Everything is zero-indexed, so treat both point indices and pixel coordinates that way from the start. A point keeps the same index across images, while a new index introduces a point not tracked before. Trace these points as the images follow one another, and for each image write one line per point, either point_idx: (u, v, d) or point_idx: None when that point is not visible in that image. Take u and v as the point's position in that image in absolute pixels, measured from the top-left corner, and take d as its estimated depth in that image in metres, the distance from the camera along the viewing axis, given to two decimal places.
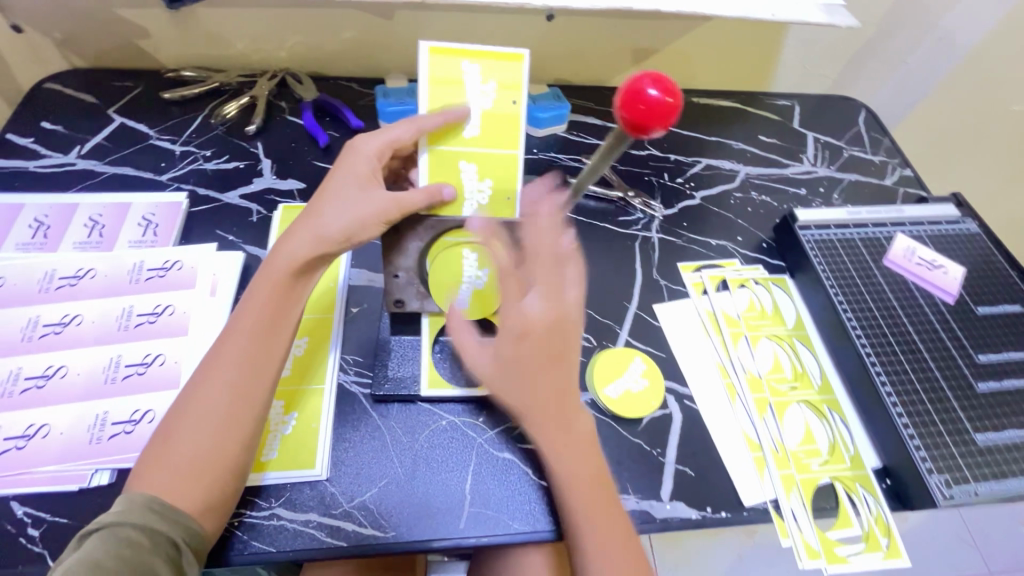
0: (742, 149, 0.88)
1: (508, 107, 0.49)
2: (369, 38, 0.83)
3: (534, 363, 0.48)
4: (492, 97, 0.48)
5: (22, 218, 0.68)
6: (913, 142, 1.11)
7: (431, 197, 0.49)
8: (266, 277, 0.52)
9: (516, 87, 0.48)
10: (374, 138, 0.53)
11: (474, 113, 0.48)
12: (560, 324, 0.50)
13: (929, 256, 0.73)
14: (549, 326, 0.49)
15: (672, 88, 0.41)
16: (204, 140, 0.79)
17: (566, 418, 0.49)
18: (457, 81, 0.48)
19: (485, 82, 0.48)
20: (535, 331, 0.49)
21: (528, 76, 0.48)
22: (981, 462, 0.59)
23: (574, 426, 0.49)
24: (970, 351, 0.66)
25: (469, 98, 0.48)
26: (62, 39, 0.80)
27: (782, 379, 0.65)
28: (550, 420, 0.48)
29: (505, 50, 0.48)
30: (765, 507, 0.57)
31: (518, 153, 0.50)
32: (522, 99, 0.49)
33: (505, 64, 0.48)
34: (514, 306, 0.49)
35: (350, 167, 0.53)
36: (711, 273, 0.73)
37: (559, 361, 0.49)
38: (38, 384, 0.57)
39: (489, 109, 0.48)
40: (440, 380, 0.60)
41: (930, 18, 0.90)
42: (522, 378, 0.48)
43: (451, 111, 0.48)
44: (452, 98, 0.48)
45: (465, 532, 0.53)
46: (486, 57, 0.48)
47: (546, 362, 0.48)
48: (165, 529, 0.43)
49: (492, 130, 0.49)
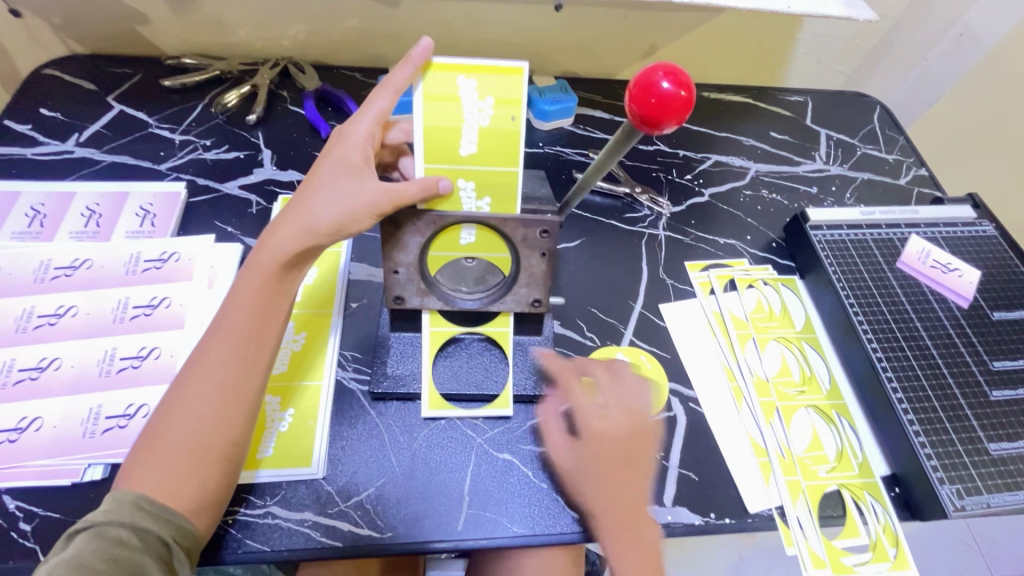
0: (753, 146, 0.86)
1: (507, 124, 0.46)
2: (373, 26, 0.82)
3: (605, 466, 0.52)
4: (490, 113, 0.46)
5: (19, 206, 0.67)
6: (928, 140, 1.09)
7: (427, 191, 0.47)
8: (256, 271, 0.50)
9: (515, 102, 0.46)
10: (364, 125, 0.52)
11: (472, 131, 0.46)
12: (634, 432, 0.54)
13: (944, 259, 0.71)
14: (621, 435, 0.53)
15: (686, 81, 0.40)
16: (203, 129, 0.78)
17: (632, 513, 0.51)
18: (454, 98, 0.45)
19: (482, 97, 0.45)
20: (604, 437, 0.53)
21: (528, 91, 0.46)
22: (994, 473, 0.57)
23: (641, 526, 0.51)
24: (984, 358, 0.65)
25: (465, 115, 0.46)
26: (61, 24, 0.79)
27: (789, 383, 0.64)
28: (620, 517, 0.50)
29: (504, 64, 0.45)
30: (770, 514, 0.56)
31: (518, 171, 0.48)
32: (521, 115, 0.46)
33: (503, 79, 0.45)
34: (589, 416, 0.54)
35: (340, 153, 0.52)
36: (719, 272, 0.71)
37: (631, 467, 0.53)
38: (31, 375, 0.56)
39: (487, 125, 0.46)
40: (442, 402, 0.58)
41: (950, 13, 0.88)
42: (591, 479, 0.52)
43: (448, 129, 0.46)
44: (449, 116, 0.46)
45: (463, 534, 0.52)
46: (482, 71, 0.45)
47: (618, 467, 0.52)
48: (154, 528, 0.42)
49: (490, 149, 0.47)
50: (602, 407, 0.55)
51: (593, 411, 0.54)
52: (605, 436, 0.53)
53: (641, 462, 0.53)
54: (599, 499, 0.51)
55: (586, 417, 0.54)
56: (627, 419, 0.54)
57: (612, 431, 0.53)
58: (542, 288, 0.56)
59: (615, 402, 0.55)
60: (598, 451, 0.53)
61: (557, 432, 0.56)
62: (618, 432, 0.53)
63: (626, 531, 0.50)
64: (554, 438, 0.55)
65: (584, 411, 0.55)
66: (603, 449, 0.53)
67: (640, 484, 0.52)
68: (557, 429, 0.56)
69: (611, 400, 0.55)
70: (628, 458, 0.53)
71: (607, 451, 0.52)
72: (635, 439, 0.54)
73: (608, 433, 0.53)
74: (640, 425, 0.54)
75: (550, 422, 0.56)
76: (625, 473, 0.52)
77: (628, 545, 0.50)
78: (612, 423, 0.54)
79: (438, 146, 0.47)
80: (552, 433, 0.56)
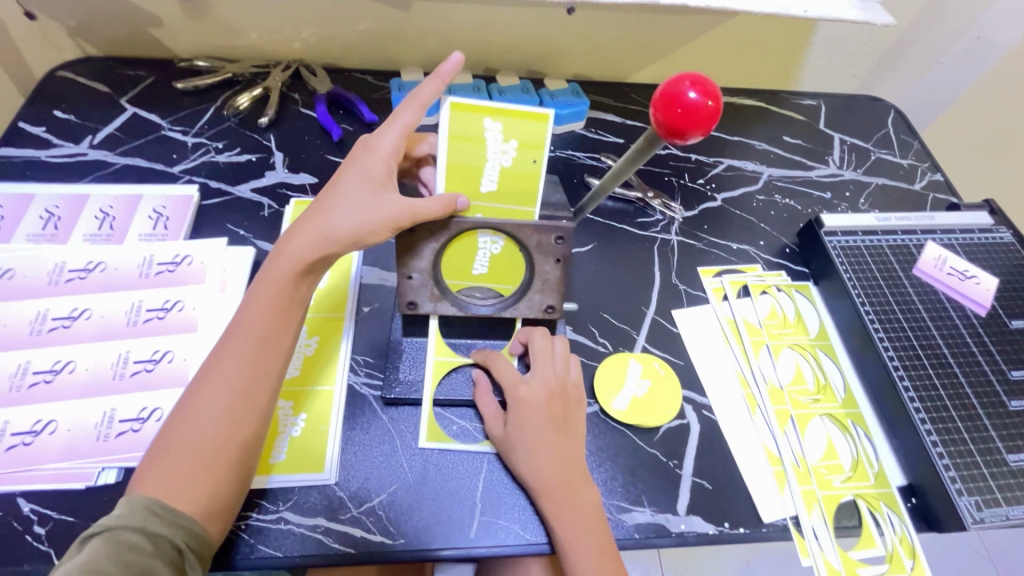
0: (765, 150, 0.86)
1: (528, 166, 0.47)
2: (385, 30, 0.82)
3: (533, 430, 0.52)
4: (513, 155, 0.47)
5: (33, 209, 0.67)
6: (941, 144, 1.08)
7: (446, 208, 0.48)
8: (271, 277, 0.50)
9: (538, 146, 0.46)
10: (392, 136, 0.52)
11: (493, 170, 0.48)
12: (560, 396, 0.54)
13: (961, 266, 0.71)
14: (548, 401, 0.53)
15: (713, 90, 0.39)
16: (216, 131, 0.78)
17: (567, 477, 0.51)
18: (479, 140, 0.46)
19: (506, 140, 0.46)
20: (531, 402, 0.53)
21: (552, 138, 0.46)
22: (1012, 484, 0.57)
23: (581, 492, 0.51)
24: (1002, 367, 0.64)
25: (489, 155, 0.47)
26: (75, 27, 0.79)
27: (804, 391, 0.63)
28: (552, 482, 0.50)
29: (531, 108, 0.45)
30: (784, 524, 0.55)
31: (534, 210, 0.50)
32: (543, 159, 0.47)
33: (529, 123, 0.46)
34: (514, 386, 0.54)
35: (363, 165, 0.52)
36: (732, 278, 0.71)
37: (558, 430, 0.53)
38: (46, 378, 0.56)
39: (508, 167, 0.47)
40: (439, 434, 0.57)
41: (965, 17, 0.87)
42: (522, 444, 0.52)
43: (470, 167, 0.47)
44: (472, 156, 0.47)
45: (475, 541, 0.52)
46: (508, 115, 0.45)
47: (545, 433, 0.52)
48: (167, 533, 0.42)
49: (509, 187, 0.49)
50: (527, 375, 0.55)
51: (518, 378, 0.55)
52: (530, 404, 0.53)
53: (570, 426, 0.53)
54: (532, 465, 0.51)
55: (513, 384, 0.55)
56: (551, 383, 0.54)
57: (538, 397, 0.53)
58: (555, 294, 0.55)
59: (540, 368, 0.55)
60: (523, 419, 0.53)
61: (489, 406, 0.56)
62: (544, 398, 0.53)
63: (560, 495, 0.50)
64: (487, 412, 0.56)
65: (510, 378, 0.55)
66: (526, 417, 0.53)
67: (570, 449, 0.52)
68: (490, 401, 0.56)
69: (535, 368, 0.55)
70: (556, 422, 0.53)
71: (533, 418, 0.52)
72: (560, 401, 0.54)
73: (533, 400, 0.53)
74: (565, 388, 0.55)
75: (481, 395, 0.57)
76: (551, 437, 0.52)
77: (565, 507, 0.50)
78: (534, 390, 0.54)
79: (459, 181, 0.48)
80: (486, 406, 0.56)
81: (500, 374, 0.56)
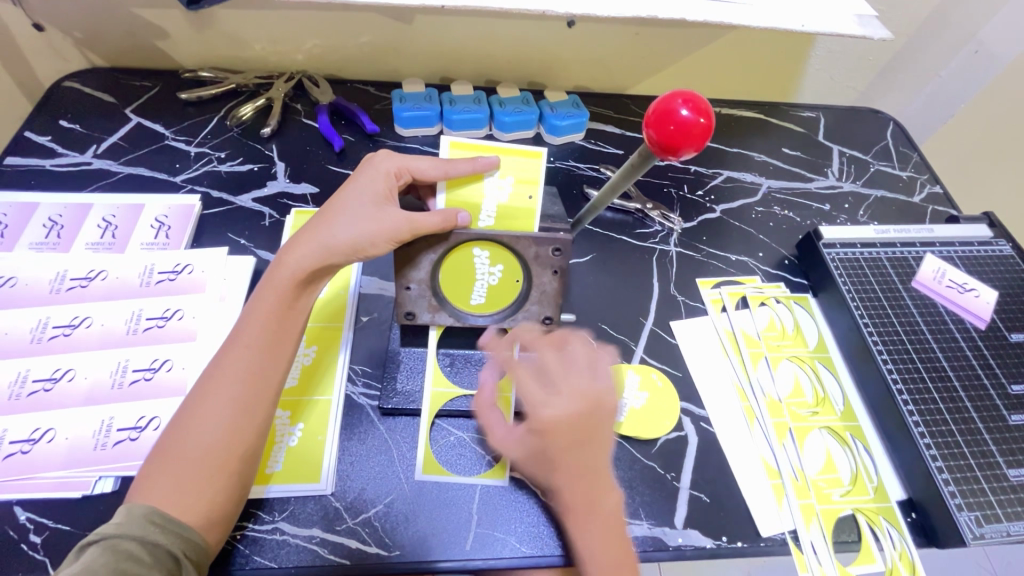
0: (764, 162, 0.86)
1: (524, 202, 0.49)
2: (387, 41, 0.82)
3: (558, 452, 0.50)
4: (509, 191, 0.49)
5: (36, 218, 0.68)
6: (940, 153, 1.09)
7: (446, 222, 0.48)
8: (271, 286, 0.51)
9: (533, 182, 0.49)
10: (393, 157, 0.53)
11: (491, 206, 0.49)
12: (588, 412, 0.52)
13: (960, 279, 0.71)
14: (575, 419, 0.51)
15: (705, 107, 0.39)
16: (218, 141, 0.79)
17: (591, 489, 0.50)
18: (478, 177, 0.48)
19: (504, 176, 0.49)
20: (558, 425, 0.51)
21: (545, 173, 0.49)
22: (1013, 500, 0.57)
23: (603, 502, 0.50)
24: (1002, 381, 0.64)
25: (486, 192, 0.49)
26: (81, 38, 0.80)
27: (803, 404, 0.63)
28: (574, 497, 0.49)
29: (525, 146, 0.48)
30: (782, 539, 0.55)
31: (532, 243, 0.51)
32: (537, 194, 0.49)
33: (524, 160, 0.48)
34: (539, 404, 0.52)
35: (365, 180, 0.52)
36: (731, 289, 0.71)
37: (587, 448, 0.51)
38: (45, 387, 0.56)
39: (505, 202, 0.49)
40: (436, 466, 0.56)
41: (964, 31, 0.87)
42: (548, 465, 0.50)
43: (469, 203, 0.49)
44: (470, 191, 0.49)
45: (471, 553, 0.52)
46: (505, 153, 0.48)
47: (572, 451, 0.50)
48: (165, 542, 0.42)
49: (506, 222, 0.50)
50: (552, 393, 0.52)
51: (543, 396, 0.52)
52: (554, 425, 0.51)
53: (598, 440, 0.51)
54: (558, 483, 0.50)
55: (538, 405, 0.52)
56: (577, 400, 0.52)
57: (563, 418, 0.51)
58: (553, 305, 0.55)
59: (565, 386, 0.53)
60: (549, 440, 0.51)
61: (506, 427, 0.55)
62: (570, 418, 0.51)
63: (581, 512, 0.49)
64: (506, 427, 0.55)
65: (537, 398, 0.52)
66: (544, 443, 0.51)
67: (597, 465, 0.50)
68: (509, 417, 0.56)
69: (561, 383, 0.53)
70: (584, 439, 0.51)
71: (559, 438, 0.50)
72: (588, 420, 0.51)
73: (558, 421, 0.51)
74: (593, 401, 0.52)
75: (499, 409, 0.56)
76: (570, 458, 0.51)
77: (586, 520, 0.49)
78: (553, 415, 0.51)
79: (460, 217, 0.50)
80: (502, 425, 0.55)
81: (523, 391, 0.54)
